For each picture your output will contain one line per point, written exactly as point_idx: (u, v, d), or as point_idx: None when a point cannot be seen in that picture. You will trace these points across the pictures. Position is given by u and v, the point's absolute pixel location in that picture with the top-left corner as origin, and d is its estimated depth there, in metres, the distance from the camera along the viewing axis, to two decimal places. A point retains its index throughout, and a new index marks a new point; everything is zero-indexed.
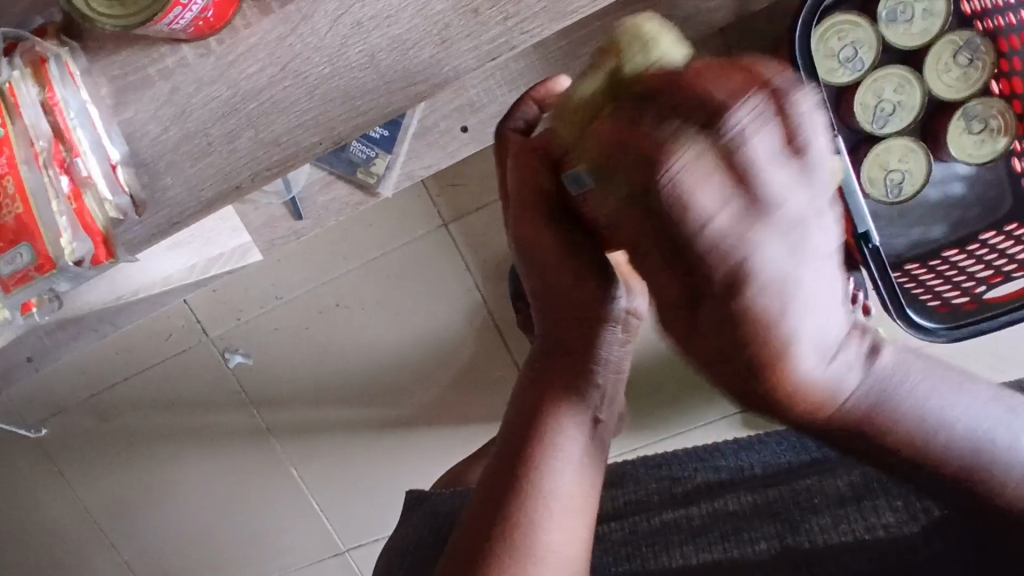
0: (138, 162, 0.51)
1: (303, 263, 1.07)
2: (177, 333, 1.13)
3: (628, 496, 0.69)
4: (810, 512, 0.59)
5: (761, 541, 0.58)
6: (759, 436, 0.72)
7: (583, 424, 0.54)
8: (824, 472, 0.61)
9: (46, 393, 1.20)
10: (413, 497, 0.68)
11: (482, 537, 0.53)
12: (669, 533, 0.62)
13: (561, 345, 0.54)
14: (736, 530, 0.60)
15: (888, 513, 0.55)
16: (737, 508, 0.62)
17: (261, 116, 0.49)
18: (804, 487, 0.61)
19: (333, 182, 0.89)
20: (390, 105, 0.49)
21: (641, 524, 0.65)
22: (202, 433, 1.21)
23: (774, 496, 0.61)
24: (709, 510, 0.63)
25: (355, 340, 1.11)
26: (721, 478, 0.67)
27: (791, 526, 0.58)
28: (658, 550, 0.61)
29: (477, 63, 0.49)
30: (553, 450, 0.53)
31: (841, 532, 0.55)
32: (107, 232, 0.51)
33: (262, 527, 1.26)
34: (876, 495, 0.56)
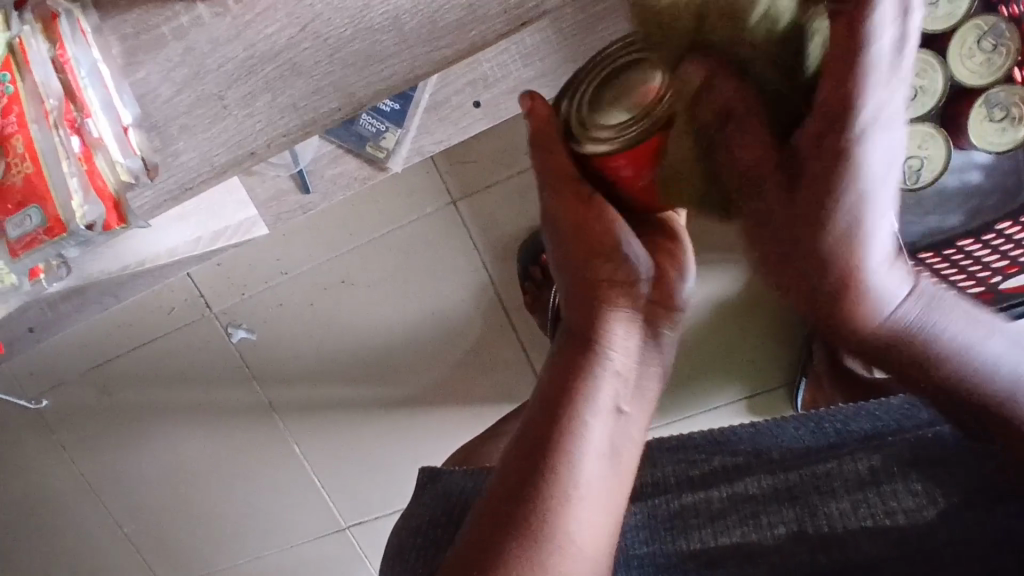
0: (149, 125, 0.49)
1: (310, 238, 1.05)
2: (179, 307, 1.12)
3: (644, 479, 0.68)
4: (829, 496, 0.58)
5: (780, 526, 0.58)
6: (777, 418, 0.70)
7: (607, 412, 0.54)
8: (843, 455, 0.60)
9: (47, 365, 1.19)
10: (427, 475, 0.67)
11: (498, 532, 0.50)
12: (687, 517, 0.63)
13: (584, 331, 0.56)
14: (754, 514, 0.60)
15: (908, 497, 0.54)
16: (757, 492, 0.61)
17: (278, 79, 0.48)
18: (823, 469, 0.59)
19: (342, 155, 0.88)
20: (413, 71, 0.48)
21: (660, 508, 0.64)
22: (204, 408, 1.20)
23: (795, 480, 0.60)
24: (727, 493, 0.62)
25: (361, 317, 1.10)
26: (738, 459, 0.66)
27: (810, 510, 0.58)
28: (677, 534, 0.62)
29: (504, 28, 0.47)
30: (577, 432, 0.52)
31: (861, 516, 0.55)
32: (118, 197, 0.48)
33: (264, 503, 1.26)
34: (895, 479, 0.55)
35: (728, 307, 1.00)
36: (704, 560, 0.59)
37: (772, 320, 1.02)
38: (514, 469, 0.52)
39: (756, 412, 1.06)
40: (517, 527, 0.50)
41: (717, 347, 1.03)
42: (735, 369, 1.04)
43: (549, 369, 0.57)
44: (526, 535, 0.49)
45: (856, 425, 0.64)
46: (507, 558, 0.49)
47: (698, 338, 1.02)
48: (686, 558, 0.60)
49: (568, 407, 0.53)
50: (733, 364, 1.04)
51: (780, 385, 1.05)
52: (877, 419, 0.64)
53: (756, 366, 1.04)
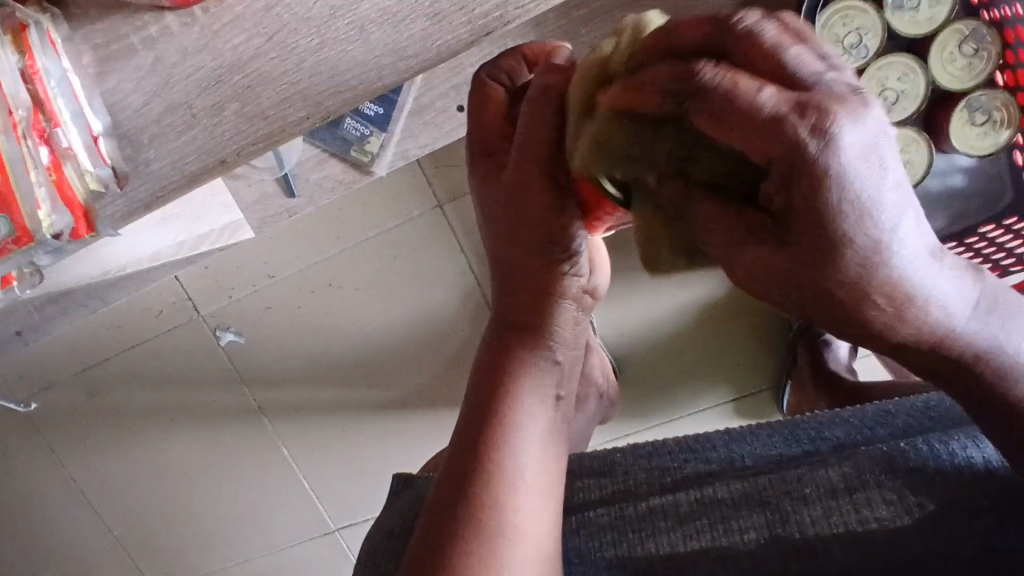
0: (119, 133, 0.49)
1: (296, 241, 1.06)
2: (167, 310, 1.12)
3: (615, 485, 0.67)
4: (801, 503, 0.58)
5: (750, 531, 0.58)
6: (751, 428, 0.70)
7: (547, 398, 0.55)
8: (814, 463, 0.61)
9: (35, 367, 1.19)
10: (400, 481, 0.67)
11: (444, 526, 0.51)
12: (656, 519, 0.61)
13: (517, 322, 0.54)
14: (724, 519, 0.59)
15: (882, 506, 0.54)
16: (726, 496, 0.61)
17: (247, 88, 0.48)
18: (794, 475, 0.60)
19: (326, 159, 0.89)
20: (380, 80, 0.48)
21: (626, 509, 0.63)
22: (193, 412, 1.20)
23: (764, 485, 0.60)
24: (696, 497, 0.62)
25: (347, 320, 1.10)
26: (711, 467, 0.66)
27: (781, 516, 0.57)
28: (646, 537, 0.60)
29: (469, 38, 0.48)
30: (519, 425, 0.53)
31: (833, 523, 0.55)
32: (87, 206, 0.49)
33: (253, 505, 1.26)
34: (869, 487, 0.55)
35: (712, 310, 1.00)
36: (670, 564, 0.58)
37: (756, 323, 1.02)
38: (457, 458, 0.53)
39: (741, 414, 1.06)
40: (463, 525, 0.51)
41: (702, 350, 1.03)
42: (719, 372, 1.04)
43: (483, 355, 0.56)
44: (474, 527, 0.51)
45: (830, 432, 0.65)
46: (453, 551, 0.50)
47: (683, 341, 1.02)
48: (648, 560, 0.59)
49: (506, 397, 0.53)
50: (719, 367, 1.04)
51: (766, 387, 1.05)
52: (851, 428, 0.65)
53: (742, 369, 1.04)
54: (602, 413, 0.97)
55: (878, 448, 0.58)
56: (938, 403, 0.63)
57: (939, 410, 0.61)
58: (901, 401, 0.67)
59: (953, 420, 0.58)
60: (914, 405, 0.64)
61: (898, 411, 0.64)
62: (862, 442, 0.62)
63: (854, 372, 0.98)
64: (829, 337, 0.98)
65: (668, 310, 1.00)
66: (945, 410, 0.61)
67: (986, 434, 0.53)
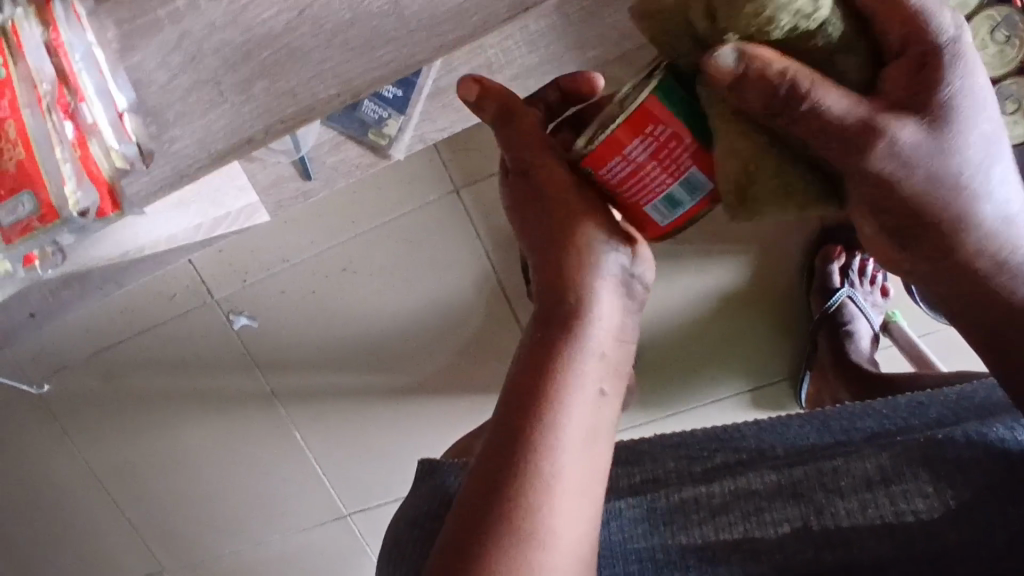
0: (144, 110, 0.48)
1: (310, 224, 1.05)
2: (181, 294, 1.12)
3: (644, 474, 0.67)
4: (835, 495, 0.56)
5: (784, 524, 0.56)
6: (781, 417, 0.69)
7: (590, 398, 0.52)
8: (849, 454, 0.58)
9: (48, 351, 1.19)
10: (428, 465, 0.66)
11: (471, 531, 0.49)
12: (687, 512, 0.60)
13: (561, 315, 0.52)
14: (756, 510, 0.58)
15: (918, 499, 0.53)
16: (760, 487, 0.60)
17: (276, 65, 0.47)
18: (829, 467, 0.58)
19: (344, 142, 0.89)
20: (412, 56, 0.47)
21: (659, 501, 0.62)
22: (206, 396, 1.20)
23: (800, 476, 0.59)
24: (730, 488, 0.60)
25: (362, 305, 1.10)
26: (741, 457, 0.65)
27: (816, 508, 0.56)
28: (676, 529, 0.59)
29: (507, 14, 0.47)
30: (557, 421, 0.50)
31: (869, 516, 0.54)
32: (112, 182, 0.48)
33: (265, 490, 1.26)
34: (906, 479, 0.54)
35: (731, 299, 0.99)
36: (704, 555, 0.57)
37: (776, 313, 1.01)
38: (491, 449, 0.50)
39: (758, 405, 1.05)
40: (499, 518, 0.48)
41: (720, 338, 1.02)
42: (737, 363, 1.03)
43: (524, 349, 0.54)
44: (504, 525, 0.48)
45: (861, 423, 0.64)
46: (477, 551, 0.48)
47: (700, 330, 1.01)
48: (682, 552, 0.57)
49: (540, 389, 0.51)
50: (736, 355, 1.03)
51: (781, 377, 1.04)
52: (882, 418, 0.64)
53: (759, 358, 1.03)
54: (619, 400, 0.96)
55: (917, 438, 0.56)
56: (974, 394, 0.62)
57: (974, 400, 0.61)
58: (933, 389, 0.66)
59: (987, 410, 0.58)
60: (948, 396, 0.63)
61: (932, 402, 0.63)
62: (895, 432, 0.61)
63: (874, 363, 0.97)
64: (850, 328, 0.97)
65: (686, 299, 0.99)
66: (981, 399, 0.60)
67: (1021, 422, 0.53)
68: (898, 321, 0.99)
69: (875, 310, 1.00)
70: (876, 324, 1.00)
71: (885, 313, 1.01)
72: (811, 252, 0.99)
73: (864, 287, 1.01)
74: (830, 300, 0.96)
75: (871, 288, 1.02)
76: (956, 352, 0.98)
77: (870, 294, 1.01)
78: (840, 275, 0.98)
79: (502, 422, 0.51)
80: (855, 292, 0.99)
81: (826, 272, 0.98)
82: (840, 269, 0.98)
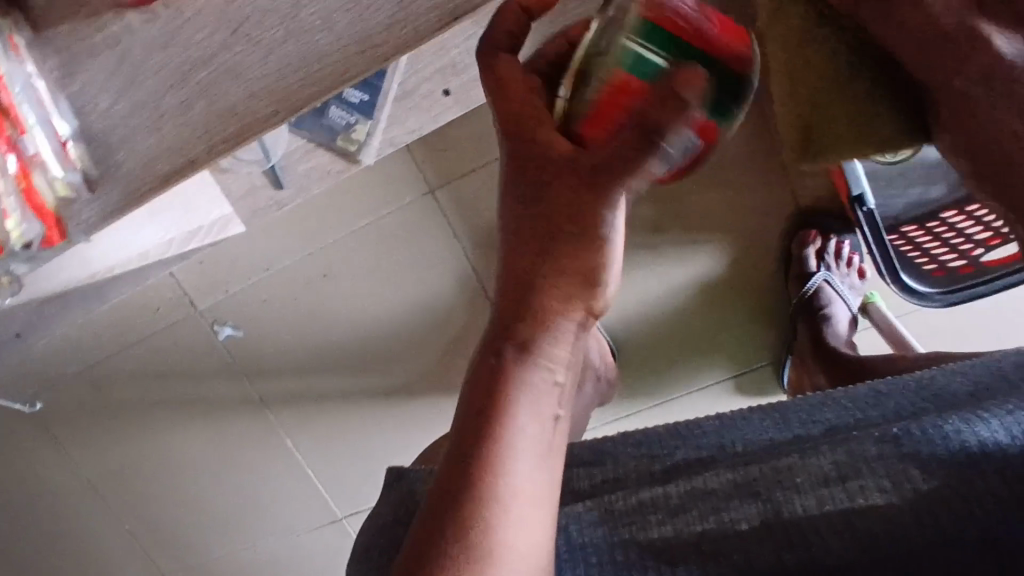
0: (87, 136, 0.50)
1: (288, 232, 1.05)
2: (165, 307, 1.12)
3: (605, 475, 0.63)
4: (793, 492, 0.51)
5: (743, 522, 0.51)
6: (742, 412, 0.67)
7: (544, 416, 0.47)
8: (803, 451, 0.55)
9: (36, 369, 1.19)
10: (393, 474, 0.66)
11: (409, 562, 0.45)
12: (646, 512, 0.55)
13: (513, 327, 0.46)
14: (715, 511, 0.53)
15: (877, 493, 0.48)
16: (717, 487, 0.55)
17: (213, 84, 0.48)
18: (784, 464, 0.54)
19: (313, 149, 0.90)
20: (344, 70, 0.48)
21: (615, 504, 0.58)
22: (195, 405, 1.21)
23: (754, 474, 0.55)
24: (685, 489, 0.56)
25: (343, 309, 1.10)
26: (701, 456, 0.61)
27: (773, 506, 0.51)
28: (636, 529, 0.54)
29: (436, 24, 0.47)
30: (507, 442, 0.45)
31: (824, 510, 0.49)
32: (56, 210, 0.51)
33: (258, 495, 1.27)
34: (862, 473, 0.49)
35: (709, 288, 1.00)
36: (663, 558, 0.51)
37: (756, 299, 1.01)
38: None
39: (742, 390, 1.06)
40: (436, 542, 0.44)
41: (702, 326, 1.02)
42: (721, 351, 1.04)
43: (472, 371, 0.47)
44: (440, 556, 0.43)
45: (821, 415, 0.61)
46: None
47: (680, 319, 1.02)
48: (640, 556, 0.52)
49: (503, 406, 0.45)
50: (720, 343, 1.03)
51: (766, 362, 1.04)
52: (842, 410, 0.61)
53: (743, 345, 1.04)
54: (600, 394, 0.96)
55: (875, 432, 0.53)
56: (946, 382, 0.57)
57: (943, 390, 0.56)
58: (897, 378, 0.63)
59: (954, 399, 0.53)
60: (908, 385, 0.60)
61: (892, 392, 0.60)
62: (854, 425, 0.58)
63: (853, 347, 0.97)
64: (828, 312, 0.97)
65: (664, 288, 1.00)
66: (948, 385, 0.56)
67: (989, 414, 0.46)
68: (878, 303, 0.98)
69: (854, 293, 1.00)
70: (856, 306, 1.00)
71: (865, 295, 1.00)
72: (787, 239, 0.98)
73: (840, 268, 1.00)
74: (807, 284, 0.96)
75: (847, 270, 1.01)
76: (937, 333, 0.98)
77: (847, 277, 1.00)
78: (816, 259, 0.97)
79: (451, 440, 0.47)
80: (831, 274, 0.97)
81: (803, 256, 0.97)
82: (816, 253, 0.97)
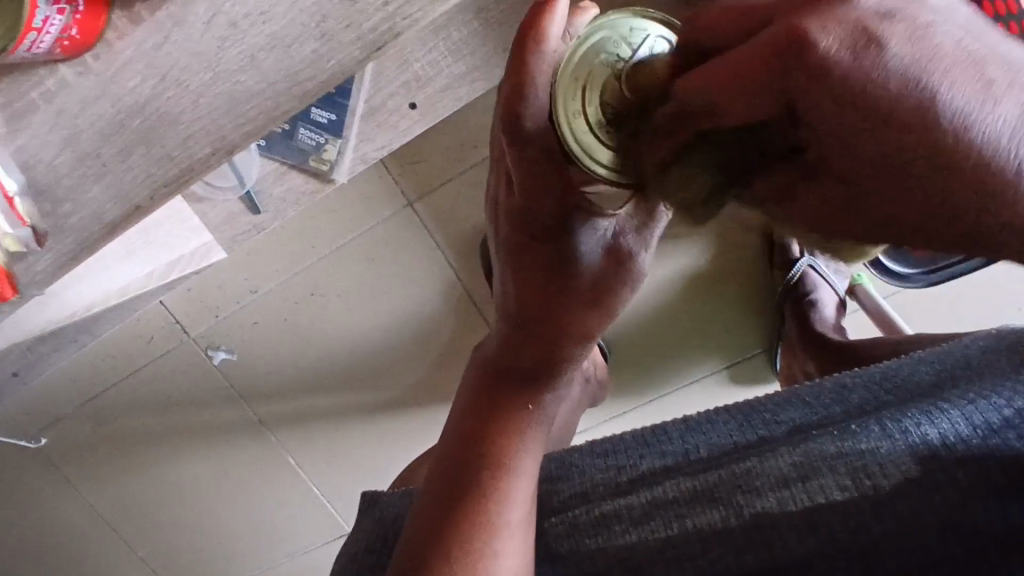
0: (36, 191, 0.49)
1: (271, 255, 1.05)
2: (159, 336, 1.13)
3: (573, 488, 0.63)
4: (754, 495, 0.56)
5: (705, 523, 0.56)
6: (704, 414, 0.68)
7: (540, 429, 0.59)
8: (763, 453, 0.58)
9: (38, 407, 1.20)
10: (367, 499, 0.67)
11: (415, 563, 0.53)
12: (610, 523, 0.58)
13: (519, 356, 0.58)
14: (677, 517, 0.57)
15: (835, 491, 0.53)
16: (677, 495, 0.58)
17: (150, 131, 0.49)
18: (744, 468, 0.57)
19: (286, 171, 0.90)
20: (278, 108, 0.49)
21: (580, 516, 0.60)
22: (197, 432, 1.22)
23: (715, 480, 0.58)
24: (648, 498, 0.59)
25: (334, 327, 1.11)
26: (666, 463, 0.62)
27: (735, 510, 0.56)
28: (600, 534, 0.58)
29: (361, 54, 0.49)
30: (517, 456, 0.57)
31: (786, 508, 0.54)
32: (6, 268, 0.50)
33: (267, 515, 1.29)
34: (822, 474, 0.54)
35: (694, 281, 0.98)
36: (630, 566, 0.57)
37: (742, 288, 1.00)
38: (442, 505, 0.54)
39: (736, 380, 1.06)
40: (455, 545, 0.53)
41: (690, 319, 1.01)
42: (713, 343, 1.03)
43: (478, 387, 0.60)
44: (457, 554, 0.52)
45: (785, 415, 0.63)
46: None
47: (668, 314, 1.01)
48: (608, 564, 0.57)
49: (507, 431, 0.57)
50: (710, 336, 1.03)
51: (758, 350, 1.04)
52: (806, 409, 0.63)
53: (734, 336, 1.03)
54: (592, 395, 0.96)
55: (828, 433, 0.57)
56: (903, 376, 0.62)
57: (905, 385, 0.60)
58: (853, 372, 0.67)
59: (916, 394, 0.57)
60: (873, 377, 0.64)
61: (855, 387, 0.63)
62: (817, 424, 0.60)
63: (840, 331, 0.96)
64: (814, 298, 0.96)
65: (652, 286, 0.98)
66: (902, 383, 0.61)
67: (962, 410, 0.50)
68: (864, 284, 0.97)
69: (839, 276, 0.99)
70: (843, 289, 0.99)
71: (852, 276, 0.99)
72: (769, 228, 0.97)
73: None
74: (791, 271, 0.96)
75: None
76: (915, 314, 0.97)
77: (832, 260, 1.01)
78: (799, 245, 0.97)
79: (457, 456, 0.57)
80: (816, 259, 0.97)
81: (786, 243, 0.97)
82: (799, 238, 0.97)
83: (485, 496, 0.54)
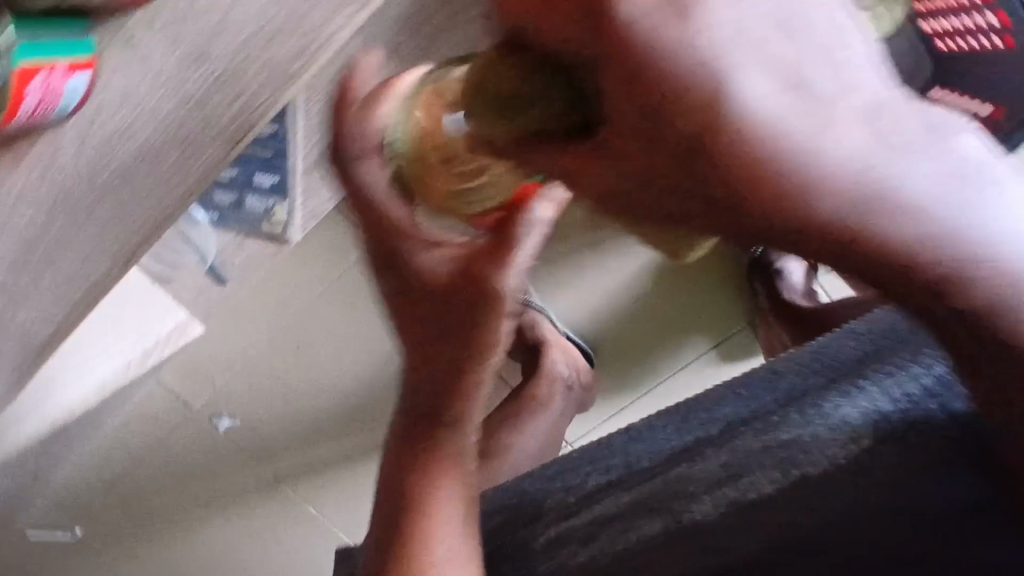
0: None
1: (251, 318, 1.08)
2: (162, 415, 1.16)
3: (532, 509, 0.67)
4: (689, 499, 0.55)
5: (646, 531, 0.56)
6: (647, 420, 0.70)
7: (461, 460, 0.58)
8: (694, 456, 0.58)
9: (66, 500, 1.25)
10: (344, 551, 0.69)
11: None
12: (565, 543, 0.62)
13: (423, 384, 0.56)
14: (623, 530, 0.58)
15: (766, 484, 0.50)
16: (622, 508, 0.60)
17: None
18: (676, 476, 0.58)
19: (244, 240, 0.92)
20: None
21: (538, 536, 0.65)
22: (219, 498, 1.25)
23: (653, 489, 0.58)
24: (592, 516, 0.61)
25: (324, 377, 1.13)
26: (611, 478, 0.64)
27: (673, 517, 0.55)
28: (555, 554, 0.62)
29: None
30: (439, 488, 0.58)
31: (720, 508, 0.53)
32: None
33: (301, 566, 1.32)
34: (753, 470, 0.52)
35: (660, 268, 0.98)
36: None
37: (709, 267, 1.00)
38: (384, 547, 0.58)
39: (728, 358, 1.04)
40: None
41: (665, 306, 1.01)
42: (696, 325, 1.02)
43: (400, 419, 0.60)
44: None
45: (720, 411, 0.64)
46: None
47: (643, 305, 1.01)
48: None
49: (429, 462, 0.58)
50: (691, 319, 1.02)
51: (742, 324, 1.03)
52: (741, 401, 0.63)
53: (714, 315, 1.02)
54: (579, 400, 0.98)
55: (762, 432, 0.54)
56: (841, 355, 0.58)
57: (841, 363, 0.57)
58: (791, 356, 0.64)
59: (847, 372, 0.54)
60: (807, 357, 0.63)
61: (785, 371, 0.63)
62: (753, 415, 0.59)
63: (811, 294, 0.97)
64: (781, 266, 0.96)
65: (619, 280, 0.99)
66: (837, 362, 0.58)
67: (913, 386, 0.45)
68: None
69: None
70: None
71: None
72: None
73: None
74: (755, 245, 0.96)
75: None
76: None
77: None
78: None
79: (389, 494, 0.60)
80: None
81: None
82: None
83: (418, 537, 0.57)
